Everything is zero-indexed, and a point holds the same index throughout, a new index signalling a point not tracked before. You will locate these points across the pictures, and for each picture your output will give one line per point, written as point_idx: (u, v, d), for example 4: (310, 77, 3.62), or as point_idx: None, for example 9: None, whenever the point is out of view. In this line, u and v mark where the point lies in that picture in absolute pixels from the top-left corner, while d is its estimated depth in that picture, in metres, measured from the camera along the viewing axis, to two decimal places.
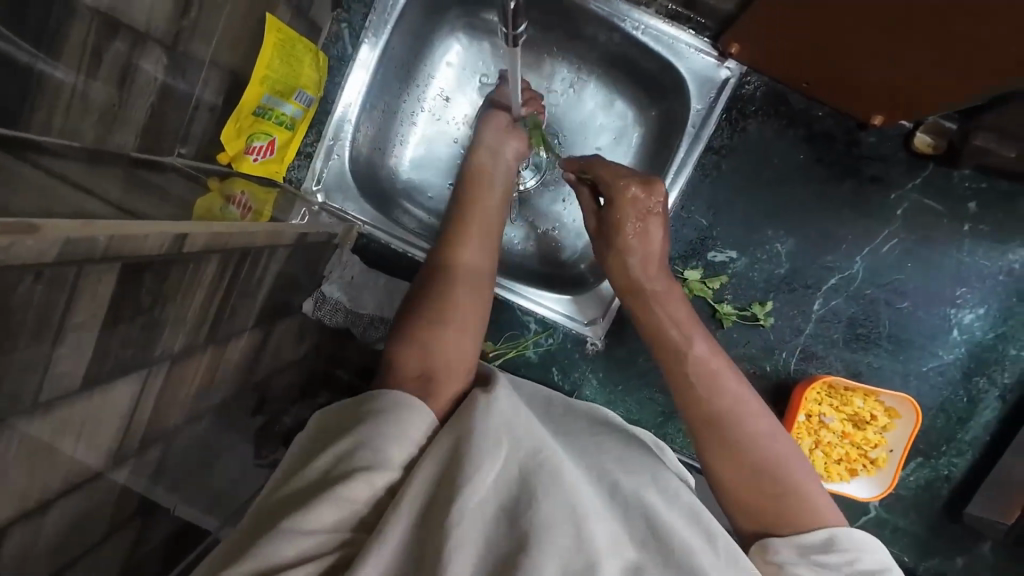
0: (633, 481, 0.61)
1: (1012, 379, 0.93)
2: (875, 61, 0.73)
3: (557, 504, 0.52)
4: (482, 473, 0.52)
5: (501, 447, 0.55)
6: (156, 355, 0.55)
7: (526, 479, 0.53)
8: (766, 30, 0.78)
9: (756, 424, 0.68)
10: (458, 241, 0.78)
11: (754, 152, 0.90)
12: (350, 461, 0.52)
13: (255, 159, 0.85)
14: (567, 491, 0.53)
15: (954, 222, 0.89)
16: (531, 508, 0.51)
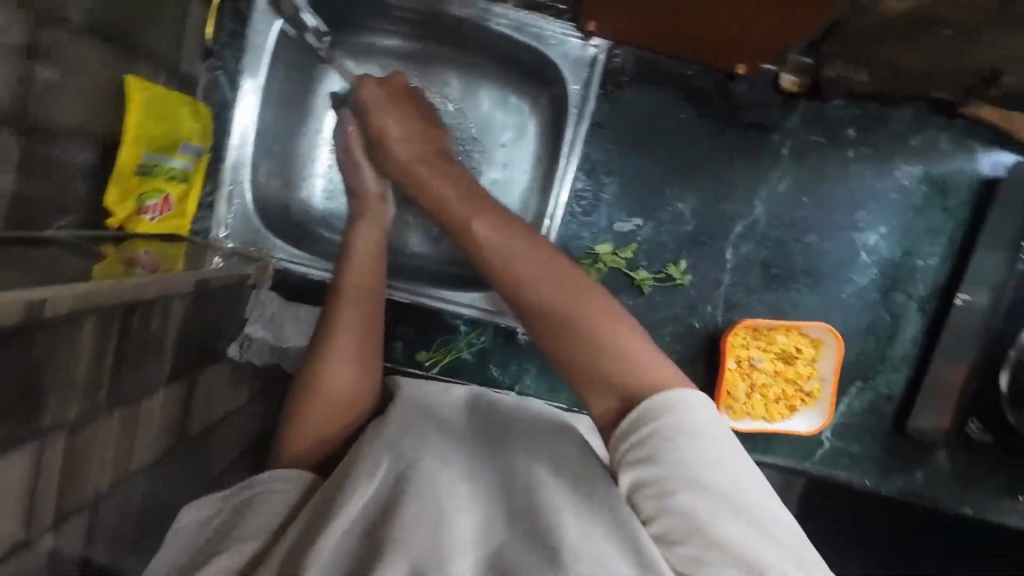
0: (525, 462, 0.57)
1: (926, 290, 0.96)
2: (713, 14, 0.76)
3: (427, 507, 0.51)
4: (353, 497, 0.53)
5: (383, 460, 0.56)
6: (47, 424, 0.56)
7: (399, 485, 0.54)
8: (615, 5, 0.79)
9: (614, 333, 0.55)
10: (337, 299, 0.79)
11: (637, 120, 0.93)
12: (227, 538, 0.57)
13: (152, 217, 0.86)
14: (438, 491, 0.53)
15: (837, 151, 0.93)
16: (397, 513, 0.51)
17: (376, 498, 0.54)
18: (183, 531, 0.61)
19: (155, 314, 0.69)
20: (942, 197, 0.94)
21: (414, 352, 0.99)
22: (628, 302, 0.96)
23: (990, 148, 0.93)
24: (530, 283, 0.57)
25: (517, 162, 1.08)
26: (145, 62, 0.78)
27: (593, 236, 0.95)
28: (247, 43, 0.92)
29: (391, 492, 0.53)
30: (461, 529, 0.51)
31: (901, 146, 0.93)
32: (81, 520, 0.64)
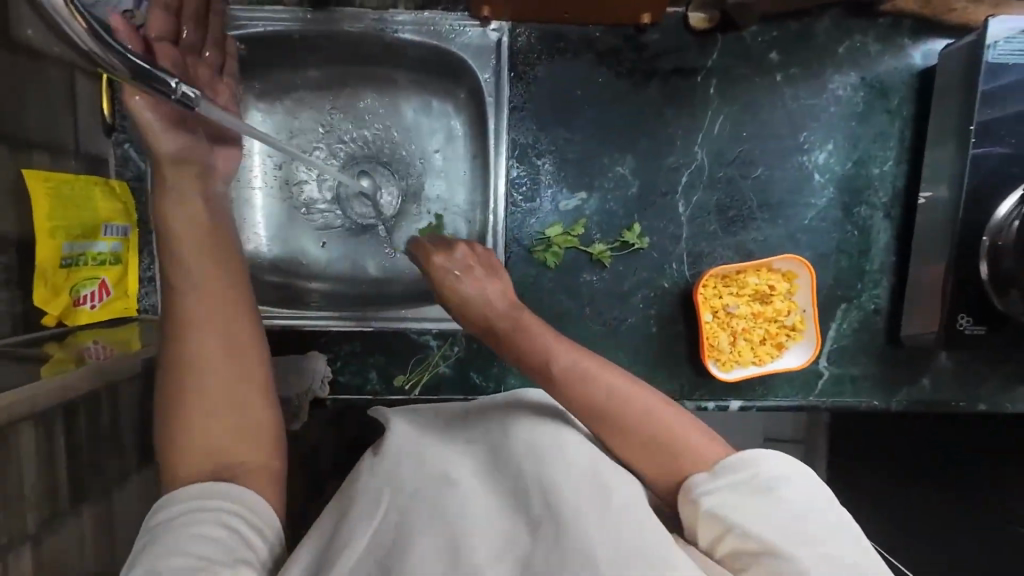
0: (534, 463, 0.52)
1: (888, 196, 0.93)
2: None
3: (439, 533, 0.47)
4: (356, 533, 0.50)
5: (382, 497, 0.52)
6: (4, 544, 0.53)
7: (404, 519, 0.49)
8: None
9: (648, 406, 0.60)
10: (190, 312, 0.62)
11: (557, 94, 0.91)
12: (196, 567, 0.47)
13: (92, 307, 0.84)
14: (445, 513, 0.49)
15: (765, 78, 0.90)
16: (407, 548, 0.47)
17: (382, 528, 0.50)
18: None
19: (102, 406, 0.67)
20: (882, 99, 0.91)
21: (391, 379, 0.96)
22: (592, 279, 0.94)
23: (920, 39, 0.90)
24: (570, 369, 0.63)
25: (452, 163, 1.06)
26: (42, 152, 0.76)
27: (541, 220, 0.93)
28: None
29: (397, 521, 0.50)
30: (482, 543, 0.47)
31: (829, 57, 0.90)
32: None
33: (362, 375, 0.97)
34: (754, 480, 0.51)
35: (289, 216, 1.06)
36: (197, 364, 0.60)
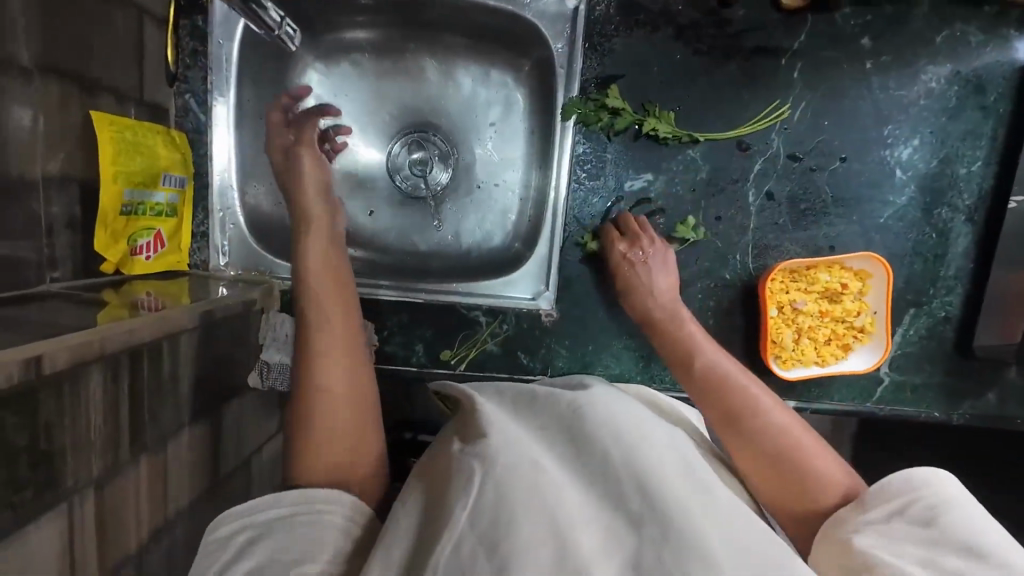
0: (628, 450, 0.49)
1: (973, 199, 0.88)
2: None
3: (540, 517, 0.44)
4: (455, 515, 0.45)
5: (476, 473, 0.47)
6: (71, 486, 0.53)
7: (506, 499, 0.45)
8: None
9: (802, 438, 0.59)
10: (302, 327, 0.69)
11: (632, 68, 0.86)
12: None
13: (147, 257, 0.83)
14: (548, 498, 0.45)
15: (854, 65, 0.85)
16: (513, 529, 0.43)
17: (480, 510, 0.44)
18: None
19: (163, 358, 0.65)
20: (978, 94, 0.86)
21: (437, 352, 0.95)
22: None
23: None
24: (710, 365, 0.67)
25: (510, 137, 1.03)
26: (107, 96, 0.74)
27: (603, 200, 0.90)
28: (209, 59, 0.87)
29: (497, 503, 0.45)
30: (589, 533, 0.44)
31: (926, 47, 0.85)
32: None
33: (409, 346, 0.95)
34: (907, 512, 0.46)
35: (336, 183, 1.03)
36: (329, 400, 0.63)
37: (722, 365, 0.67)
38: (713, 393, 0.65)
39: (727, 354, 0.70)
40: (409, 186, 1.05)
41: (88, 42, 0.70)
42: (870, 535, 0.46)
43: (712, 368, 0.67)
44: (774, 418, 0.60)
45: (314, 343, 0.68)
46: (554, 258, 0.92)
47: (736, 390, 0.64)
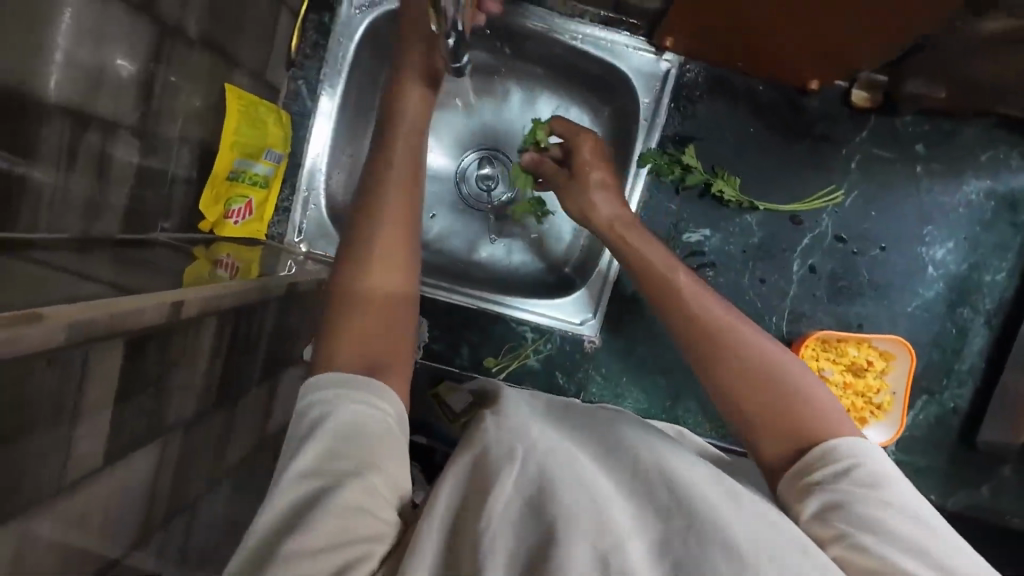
0: (660, 451, 0.53)
1: (993, 304, 0.96)
2: (780, 28, 0.79)
3: (582, 494, 0.47)
4: (498, 487, 0.48)
5: (516, 450, 0.51)
6: (170, 423, 0.57)
7: (547, 474, 0.49)
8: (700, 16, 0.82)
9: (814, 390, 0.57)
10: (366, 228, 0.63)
11: (708, 132, 0.95)
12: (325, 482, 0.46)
13: (236, 222, 0.88)
14: (586, 478, 0.49)
15: (907, 166, 0.94)
16: (554, 499, 0.46)
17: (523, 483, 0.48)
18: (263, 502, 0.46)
19: (254, 319, 0.70)
20: (1012, 211, 0.94)
21: (481, 358, 1.00)
22: None
23: None
24: (649, 271, 0.72)
25: None
26: (240, 71, 0.81)
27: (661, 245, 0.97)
28: (327, 52, 0.94)
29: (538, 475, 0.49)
30: (624, 520, 0.46)
31: (971, 162, 0.94)
32: (183, 519, 0.65)
33: (455, 347, 1.00)
34: (855, 475, 0.50)
35: None
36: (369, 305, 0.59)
37: (665, 267, 0.71)
38: (663, 285, 0.69)
39: (672, 264, 0.72)
40: (467, 198, 1.09)
41: (239, 22, 0.77)
42: (834, 497, 0.49)
43: (668, 279, 0.69)
44: (756, 346, 0.59)
45: (367, 279, 0.60)
46: (606, 291, 1.00)
47: (722, 324, 0.62)
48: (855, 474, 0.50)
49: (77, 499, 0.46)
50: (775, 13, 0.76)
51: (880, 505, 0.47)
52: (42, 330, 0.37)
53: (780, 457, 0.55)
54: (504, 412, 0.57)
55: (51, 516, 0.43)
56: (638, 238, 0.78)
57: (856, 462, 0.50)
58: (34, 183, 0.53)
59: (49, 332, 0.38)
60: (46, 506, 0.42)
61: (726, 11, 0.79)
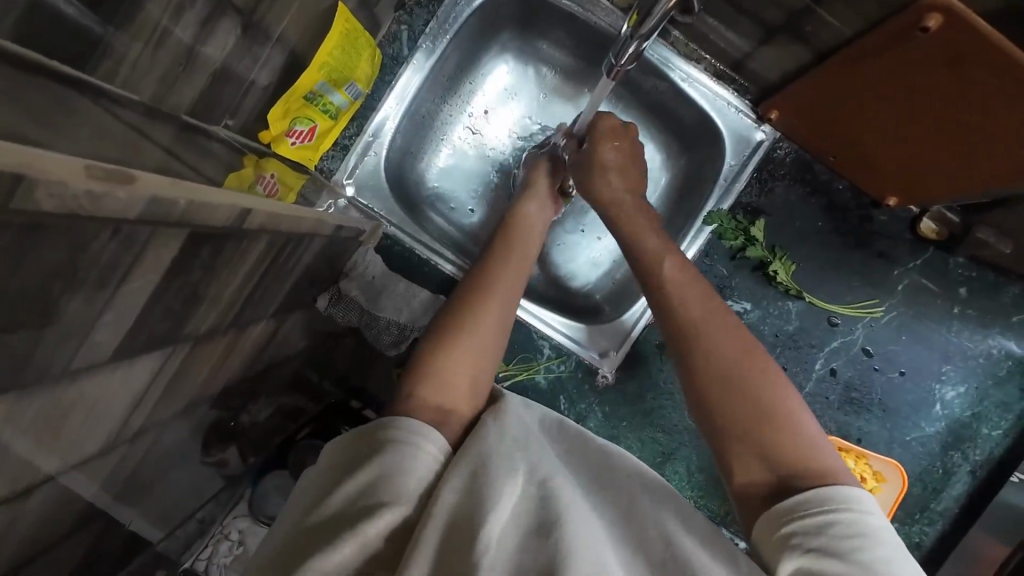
0: (659, 509, 0.57)
1: (982, 457, 0.99)
2: (887, 140, 0.81)
3: (582, 533, 0.50)
4: (500, 504, 0.50)
5: (516, 475, 0.54)
6: (185, 334, 0.51)
7: (545, 506, 0.51)
8: (820, 98, 0.83)
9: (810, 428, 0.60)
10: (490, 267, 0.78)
11: (777, 211, 0.95)
12: (375, 496, 0.50)
13: (293, 142, 0.82)
14: (586, 519, 0.52)
15: (946, 305, 0.97)
16: (558, 533, 0.49)
17: (519, 516, 0.51)
18: (321, 465, 0.55)
19: (297, 250, 0.64)
20: None
21: None
22: None
23: None
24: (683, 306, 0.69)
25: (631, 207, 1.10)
26: None
27: None
28: (441, 8, 0.92)
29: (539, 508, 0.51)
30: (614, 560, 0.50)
31: (1003, 318, 0.97)
32: (149, 438, 0.58)
33: None
34: (838, 540, 0.50)
35: (464, 161, 1.07)
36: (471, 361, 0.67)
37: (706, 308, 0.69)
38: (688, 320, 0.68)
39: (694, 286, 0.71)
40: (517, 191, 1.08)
41: None
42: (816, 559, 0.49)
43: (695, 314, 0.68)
44: (771, 400, 0.60)
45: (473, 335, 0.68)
46: (634, 332, 0.97)
47: (739, 362, 0.63)
48: (834, 533, 0.51)
49: (72, 388, 0.39)
50: (896, 120, 0.77)
51: (863, 569, 0.48)
52: (124, 197, 0.32)
53: (760, 483, 0.58)
54: (509, 427, 0.59)
55: (44, 400, 0.37)
56: (663, 257, 0.75)
57: (839, 518, 0.51)
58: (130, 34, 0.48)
59: (127, 201, 0.32)
60: (45, 388, 0.36)
61: (843, 104, 0.81)
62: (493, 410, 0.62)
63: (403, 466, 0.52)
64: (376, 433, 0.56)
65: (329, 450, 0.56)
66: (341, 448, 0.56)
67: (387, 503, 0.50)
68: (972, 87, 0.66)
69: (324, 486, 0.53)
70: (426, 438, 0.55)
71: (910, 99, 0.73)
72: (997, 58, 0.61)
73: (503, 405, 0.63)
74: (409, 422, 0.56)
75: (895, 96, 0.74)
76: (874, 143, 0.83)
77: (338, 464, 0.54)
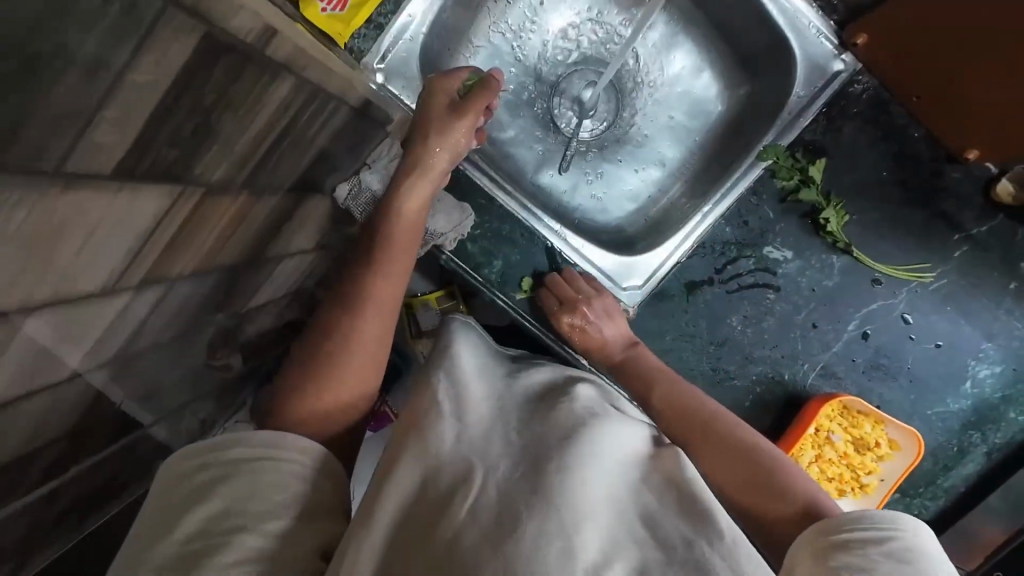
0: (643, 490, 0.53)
1: (1002, 440, 0.96)
2: (987, 80, 0.72)
3: (549, 523, 0.46)
4: (457, 504, 0.49)
5: (474, 475, 0.50)
6: (194, 176, 0.46)
7: (508, 502, 0.48)
8: (920, 18, 0.73)
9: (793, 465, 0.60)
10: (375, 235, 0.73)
11: (841, 155, 0.87)
12: (229, 519, 0.47)
13: (323, 8, 0.76)
14: (559, 504, 0.47)
15: (1003, 278, 0.90)
16: (516, 532, 0.46)
17: (482, 508, 0.48)
18: (158, 492, 0.50)
19: (320, 114, 0.59)
20: None
21: (509, 279, 0.91)
22: (735, 326, 0.93)
23: None
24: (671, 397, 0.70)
25: (678, 138, 1.03)
26: None
27: (737, 246, 0.90)
28: None
29: (501, 503, 0.48)
30: (590, 540, 0.46)
31: None
32: (156, 293, 0.55)
33: (488, 257, 0.91)
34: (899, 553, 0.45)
35: (504, 64, 0.99)
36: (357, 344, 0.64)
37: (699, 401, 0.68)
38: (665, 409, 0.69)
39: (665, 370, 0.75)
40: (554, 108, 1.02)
41: None
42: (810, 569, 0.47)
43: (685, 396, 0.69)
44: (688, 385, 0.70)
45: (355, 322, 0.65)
46: (663, 268, 0.91)
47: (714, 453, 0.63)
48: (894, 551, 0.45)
49: (69, 197, 0.35)
50: (1004, 47, 0.67)
51: None
52: None
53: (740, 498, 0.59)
54: (467, 417, 0.56)
55: (35, 199, 0.32)
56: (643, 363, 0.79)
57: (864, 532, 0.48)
58: None
59: None
60: (36, 181, 0.31)
61: (947, 30, 0.71)
62: (455, 397, 0.57)
63: (266, 483, 0.50)
64: (229, 448, 0.51)
65: (163, 476, 0.51)
66: (186, 464, 0.50)
67: (239, 532, 0.46)
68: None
69: (174, 506, 0.48)
70: (281, 447, 0.52)
71: None
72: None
73: (463, 395, 0.58)
74: (255, 433, 0.52)
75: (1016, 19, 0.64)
76: (971, 83, 0.74)
77: (180, 488, 0.49)
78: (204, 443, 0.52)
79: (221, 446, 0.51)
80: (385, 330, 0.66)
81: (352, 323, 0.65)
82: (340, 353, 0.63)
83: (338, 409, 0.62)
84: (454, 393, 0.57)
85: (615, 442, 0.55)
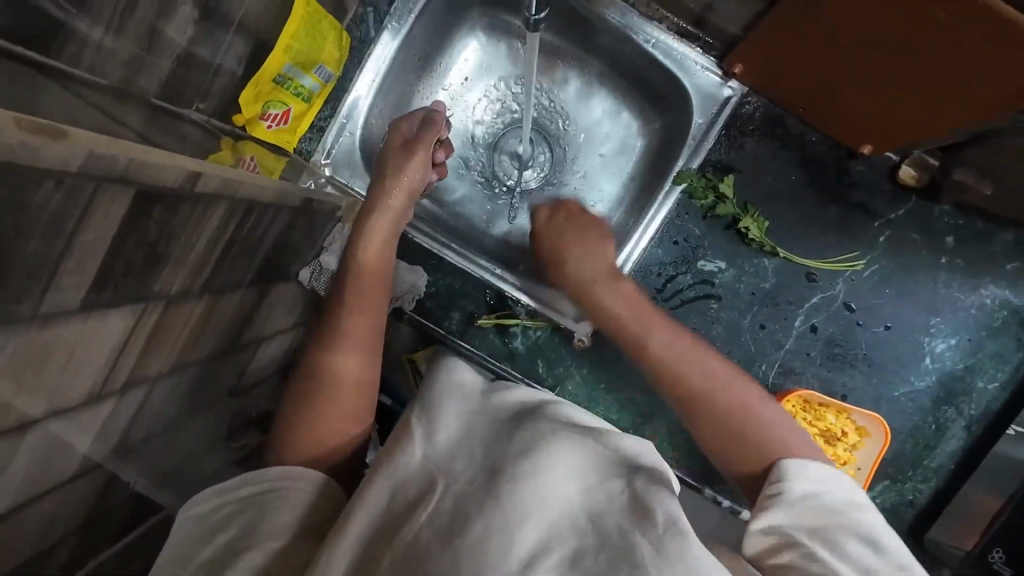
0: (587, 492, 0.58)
1: (978, 411, 0.96)
2: (857, 87, 0.79)
3: (494, 524, 0.53)
4: (414, 517, 0.55)
5: (434, 488, 0.57)
6: (154, 292, 0.56)
7: (460, 511, 0.54)
8: (781, 42, 0.81)
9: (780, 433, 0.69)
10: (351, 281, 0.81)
11: (749, 168, 0.94)
12: (245, 540, 0.56)
13: (268, 126, 0.86)
14: (507, 505, 0.54)
15: (932, 254, 0.94)
16: (467, 530, 0.53)
17: (435, 516, 0.55)
18: (183, 523, 0.58)
19: (263, 219, 0.69)
20: (1019, 326, 0.95)
21: (468, 326, 0.99)
22: (687, 339, 0.98)
23: None
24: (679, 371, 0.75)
25: (611, 173, 1.11)
26: None
27: (673, 262, 0.97)
28: None
29: (454, 510, 0.55)
30: (530, 538, 0.52)
31: (994, 268, 0.94)
32: (141, 395, 0.64)
33: (446, 309, 0.99)
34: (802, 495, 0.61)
35: None
36: (338, 385, 0.71)
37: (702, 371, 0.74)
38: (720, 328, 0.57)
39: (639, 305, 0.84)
40: (493, 166, 1.13)
41: None
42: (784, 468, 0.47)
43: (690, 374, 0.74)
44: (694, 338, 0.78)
45: (336, 360, 0.72)
46: None
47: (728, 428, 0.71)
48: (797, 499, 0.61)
49: (48, 331, 0.45)
50: (867, 60, 0.74)
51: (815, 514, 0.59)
52: (60, 149, 0.37)
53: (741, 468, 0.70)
54: (434, 434, 0.62)
55: (20, 339, 0.42)
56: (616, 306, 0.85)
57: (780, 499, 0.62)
58: (79, 33, 0.53)
59: (66, 153, 0.37)
60: (16, 327, 0.41)
61: (814, 50, 0.77)
62: (426, 418, 0.64)
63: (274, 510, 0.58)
64: (252, 482, 0.60)
65: (187, 510, 0.59)
66: (207, 503, 0.59)
67: (249, 550, 0.55)
68: (930, 29, 0.64)
69: (198, 535, 0.57)
70: (294, 479, 0.60)
71: (884, 42, 0.70)
72: (979, 13, 0.59)
73: (435, 415, 0.64)
74: (270, 468, 0.61)
75: (871, 38, 0.71)
76: (847, 89, 0.81)
77: (206, 517, 0.58)
78: (226, 482, 0.60)
79: (241, 482, 0.60)
80: (366, 364, 0.73)
81: (331, 364, 0.72)
82: (329, 389, 0.70)
83: (331, 430, 0.69)
84: (422, 414, 0.64)
85: (576, 457, 0.60)
